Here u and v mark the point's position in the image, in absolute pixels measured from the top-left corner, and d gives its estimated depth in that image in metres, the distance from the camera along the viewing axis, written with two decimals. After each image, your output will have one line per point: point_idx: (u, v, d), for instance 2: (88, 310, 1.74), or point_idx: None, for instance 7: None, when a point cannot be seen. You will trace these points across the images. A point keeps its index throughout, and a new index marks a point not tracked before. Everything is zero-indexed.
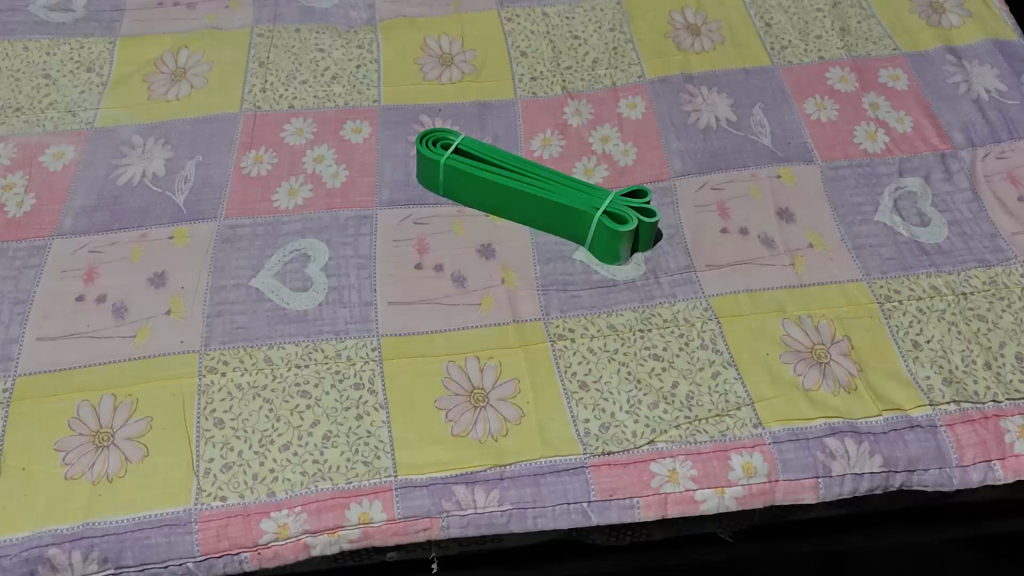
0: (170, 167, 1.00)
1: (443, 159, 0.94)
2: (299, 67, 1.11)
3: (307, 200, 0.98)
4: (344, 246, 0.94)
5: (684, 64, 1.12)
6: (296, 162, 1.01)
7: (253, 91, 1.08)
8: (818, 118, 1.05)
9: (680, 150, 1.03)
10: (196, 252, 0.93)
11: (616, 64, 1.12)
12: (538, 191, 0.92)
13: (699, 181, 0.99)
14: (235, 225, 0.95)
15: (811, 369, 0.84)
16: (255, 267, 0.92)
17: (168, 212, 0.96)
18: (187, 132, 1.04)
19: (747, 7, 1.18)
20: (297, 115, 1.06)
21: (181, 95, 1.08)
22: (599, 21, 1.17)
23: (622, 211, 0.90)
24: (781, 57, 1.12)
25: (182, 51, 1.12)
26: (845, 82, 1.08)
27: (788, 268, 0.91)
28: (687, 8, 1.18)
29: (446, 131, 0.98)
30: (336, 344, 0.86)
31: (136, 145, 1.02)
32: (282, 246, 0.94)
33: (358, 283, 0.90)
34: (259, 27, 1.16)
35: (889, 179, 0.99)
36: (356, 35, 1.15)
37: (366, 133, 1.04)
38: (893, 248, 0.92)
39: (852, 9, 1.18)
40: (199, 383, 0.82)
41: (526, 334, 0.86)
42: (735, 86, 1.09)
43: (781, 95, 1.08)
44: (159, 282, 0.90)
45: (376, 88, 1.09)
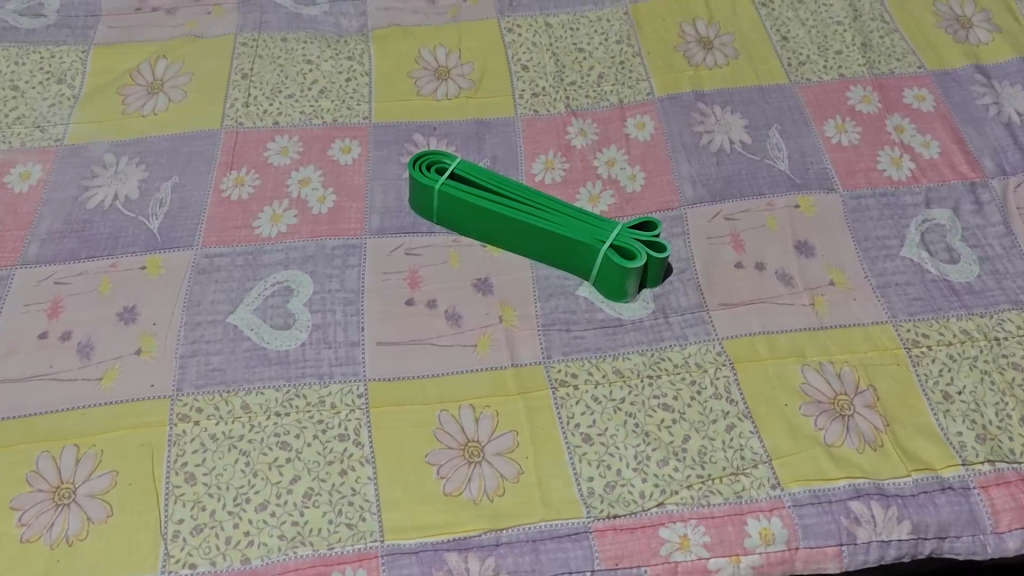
0: (144, 189, 0.93)
1: (436, 185, 0.87)
2: (285, 80, 1.04)
3: (291, 226, 0.91)
4: (330, 279, 0.87)
5: (696, 79, 1.05)
6: (280, 185, 0.94)
7: (236, 106, 1.01)
8: (839, 142, 0.98)
9: (691, 175, 0.96)
10: (170, 284, 0.86)
11: (622, 79, 1.05)
12: (539, 221, 0.85)
13: (711, 210, 0.93)
14: (213, 254, 0.89)
15: (834, 422, 0.77)
16: (233, 302, 0.85)
17: (141, 239, 0.89)
18: (163, 150, 0.97)
19: (762, 19, 1.11)
20: (282, 133, 0.99)
21: (158, 109, 1.01)
22: (605, 32, 1.10)
23: (630, 244, 0.84)
24: (799, 73, 1.05)
25: (159, 61, 1.05)
26: (867, 102, 1.02)
27: (807, 307, 0.85)
28: (699, 19, 1.11)
29: (441, 153, 0.92)
30: (319, 389, 0.79)
31: (109, 164, 0.95)
32: (263, 279, 0.87)
33: (344, 321, 0.84)
34: (243, 35, 1.09)
35: (916, 210, 0.92)
36: (346, 46, 1.08)
37: (355, 153, 0.98)
38: (920, 288, 0.86)
39: (874, 22, 1.11)
40: (170, 433, 0.76)
41: (525, 379, 0.80)
42: (750, 105, 1.02)
43: (799, 116, 1.01)
44: (129, 317, 0.83)
45: (367, 104, 1.02)
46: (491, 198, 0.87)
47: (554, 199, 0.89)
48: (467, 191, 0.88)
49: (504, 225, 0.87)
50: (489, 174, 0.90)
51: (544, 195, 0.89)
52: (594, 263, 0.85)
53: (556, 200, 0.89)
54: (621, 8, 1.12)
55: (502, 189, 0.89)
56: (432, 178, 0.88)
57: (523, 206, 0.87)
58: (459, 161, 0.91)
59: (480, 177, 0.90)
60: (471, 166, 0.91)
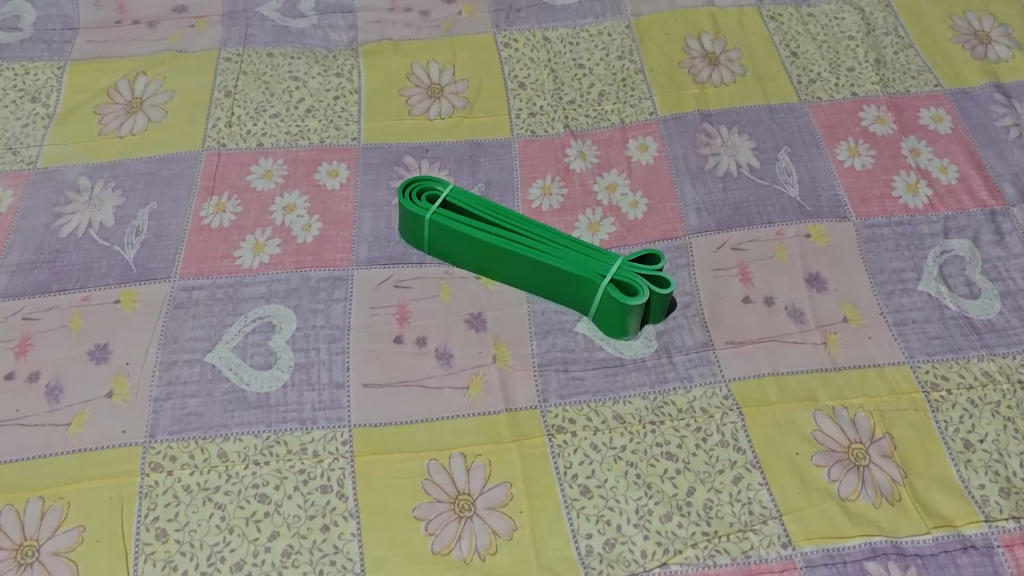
0: (120, 217, 0.89)
1: (428, 214, 0.83)
2: (270, 99, 0.99)
3: (274, 256, 0.86)
4: (314, 314, 0.82)
5: (701, 98, 1.00)
6: (263, 212, 0.90)
7: (218, 126, 0.96)
8: (852, 166, 0.94)
9: (696, 202, 0.91)
10: (145, 319, 0.81)
11: (624, 97, 1.00)
12: (536, 254, 0.81)
13: (717, 240, 0.88)
14: (191, 287, 0.84)
15: (848, 474, 0.72)
16: (211, 339, 0.80)
17: (115, 271, 0.85)
18: (141, 174, 0.92)
19: (770, 33, 1.06)
20: (266, 155, 0.94)
21: (136, 129, 0.96)
22: (606, 47, 1.05)
23: (632, 280, 0.79)
24: (810, 92, 1.00)
25: (139, 77, 1.00)
26: (881, 123, 0.97)
27: (820, 346, 0.80)
28: (704, 33, 1.06)
29: (433, 180, 0.87)
30: (300, 436, 0.75)
31: (83, 189, 0.91)
32: (243, 314, 0.82)
33: (328, 361, 0.79)
34: (227, 50, 1.04)
35: (933, 241, 0.87)
36: (335, 61, 1.03)
37: (343, 177, 0.93)
38: (939, 325, 0.81)
39: (888, 37, 1.06)
40: (142, 484, 0.71)
41: (519, 426, 0.75)
42: (758, 126, 0.97)
43: (810, 138, 0.96)
44: (101, 356, 0.79)
45: (356, 124, 0.97)
46: (485, 229, 0.82)
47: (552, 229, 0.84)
48: (461, 220, 0.83)
49: (498, 257, 0.82)
50: (483, 202, 0.86)
51: (541, 225, 0.84)
52: (593, 298, 0.80)
53: (555, 231, 0.84)
54: (623, 21, 1.08)
55: (498, 219, 0.84)
56: (423, 207, 0.84)
57: (519, 237, 0.82)
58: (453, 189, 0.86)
59: (474, 205, 0.85)
60: (465, 193, 0.86)
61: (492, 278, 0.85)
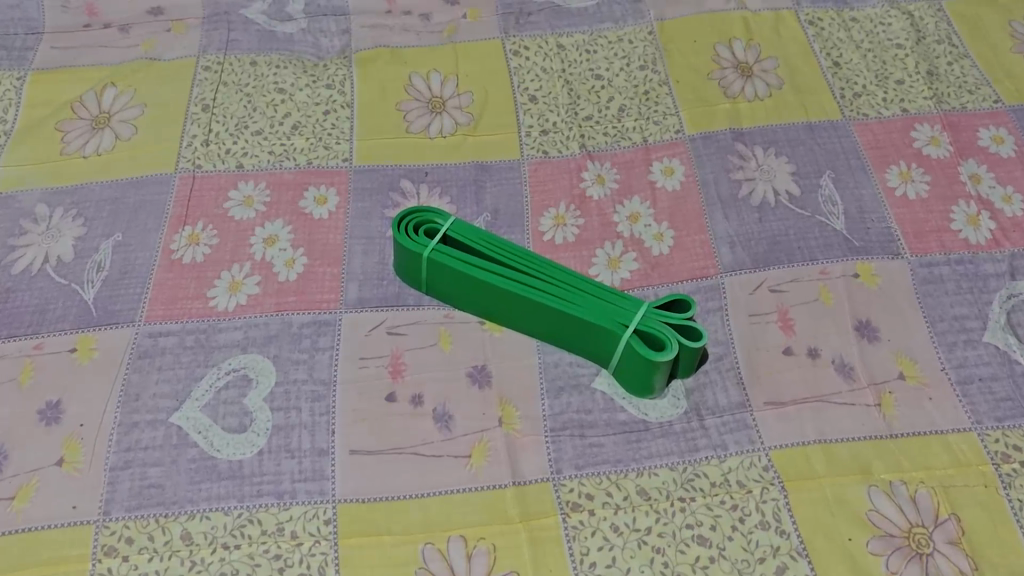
0: (80, 250, 0.79)
1: (428, 253, 0.73)
2: (252, 113, 0.89)
3: (252, 296, 0.77)
4: (296, 366, 0.72)
5: (733, 113, 0.89)
6: (241, 244, 0.80)
7: (194, 144, 0.86)
8: (904, 194, 0.83)
9: (729, 234, 0.81)
10: (104, 372, 0.72)
11: (647, 113, 0.90)
12: (551, 301, 0.70)
13: (754, 280, 0.78)
14: (157, 332, 0.74)
15: (910, 564, 0.62)
16: (178, 396, 0.71)
17: (72, 313, 0.75)
18: (106, 200, 0.82)
19: (810, 41, 0.96)
20: (246, 178, 0.84)
21: (102, 147, 0.86)
22: (627, 56, 0.95)
23: (660, 333, 0.69)
24: (855, 107, 0.90)
25: (107, 89, 0.90)
26: (936, 144, 0.86)
27: (873, 408, 0.70)
28: (736, 40, 0.95)
29: (431, 211, 0.77)
30: (277, 514, 0.65)
31: (41, 218, 0.81)
32: (216, 365, 0.72)
33: (310, 423, 0.69)
34: (206, 57, 0.94)
35: (998, 283, 0.77)
36: (325, 70, 0.93)
37: (332, 204, 0.83)
38: (1009, 384, 0.71)
39: (940, 45, 0.95)
40: (92, 573, 0.62)
41: (528, 503, 0.66)
42: (798, 146, 0.87)
43: (857, 160, 0.86)
44: (53, 417, 0.69)
45: (347, 142, 0.87)
46: (494, 269, 0.72)
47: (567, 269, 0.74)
48: (464, 259, 0.73)
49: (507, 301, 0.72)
50: (489, 235, 0.75)
51: (554, 264, 0.74)
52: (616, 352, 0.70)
53: (570, 271, 0.74)
54: (645, 26, 0.97)
55: (505, 256, 0.74)
56: (421, 243, 0.74)
57: (530, 279, 0.72)
58: (453, 221, 0.76)
59: (478, 240, 0.75)
60: (467, 226, 0.76)
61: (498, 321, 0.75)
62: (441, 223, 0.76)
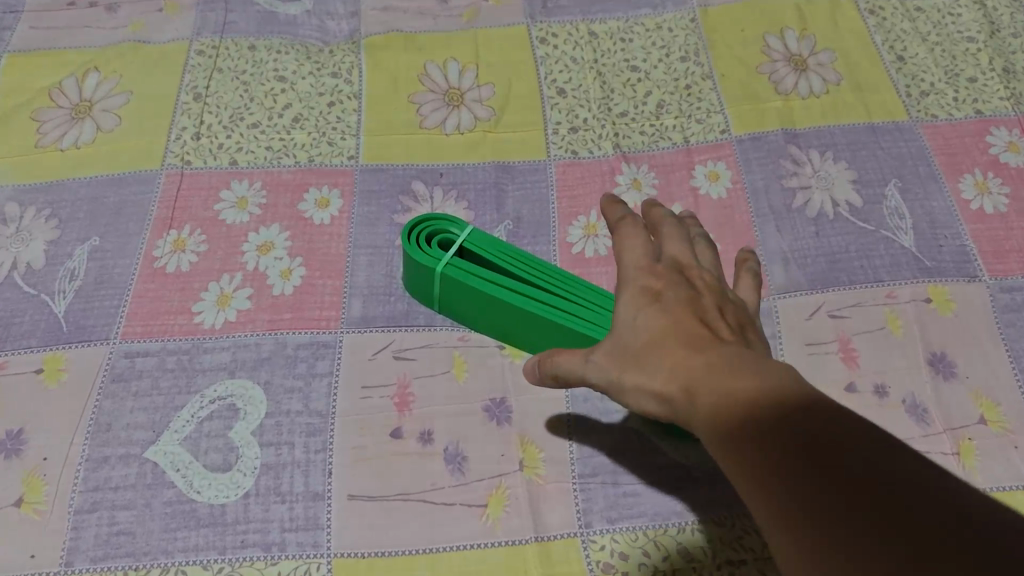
0: (52, 256, 0.70)
1: (440, 267, 0.63)
2: (249, 104, 0.80)
3: (243, 312, 0.68)
4: (290, 394, 0.64)
5: (785, 113, 0.80)
6: (232, 251, 0.71)
7: (183, 138, 0.78)
8: (981, 208, 0.74)
9: (782, 250, 0.72)
10: (73, 398, 0.63)
11: (688, 110, 0.81)
12: (577, 327, 0.61)
13: (811, 303, 0.68)
14: (134, 352, 0.66)
15: None
16: (155, 428, 0.62)
17: (40, 329, 0.66)
18: (83, 199, 0.74)
19: (870, 32, 0.86)
20: (240, 176, 0.76)
21: (81, 139, 0.77)
22: (666, 45, 0.85)
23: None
24: (922, 107, 0.80)
25: (90, 75, 0.81)
26: (1014, 150, 0.77)
27: (950, 457, 0.61)
28: (788, 31, 0.86)
29: (445, 220, 0.67)
30: (263, 569, 0.57)
31: (10, 218, 0.72)
32: (199, 392, 0.64)
33: (304, 462, 0.61)
34: (200, 40, 0.85)
35: None
36: (331, 57, 0.84)
37: (335, 207, 0.74)
38: None
39: (1016, 39, 0.86)
40: None
41: (552, 563, 0.57)
42: (858, 151, 0.77)
43: (925, 168, 0.76)
44: (12, 450, 0.61)
45: (354, 138, 0.78)
46: (515, 287, 0.63)
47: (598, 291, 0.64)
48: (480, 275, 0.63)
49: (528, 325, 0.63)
50: (511, 249, 0.66)
51: (583, 284, 0.65)
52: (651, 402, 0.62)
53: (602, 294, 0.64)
54: (687, 12, 0.87)
55: (528, 273, 0.64)
56: (434, 256, 0.64)
57: (556, 301, 0.62)
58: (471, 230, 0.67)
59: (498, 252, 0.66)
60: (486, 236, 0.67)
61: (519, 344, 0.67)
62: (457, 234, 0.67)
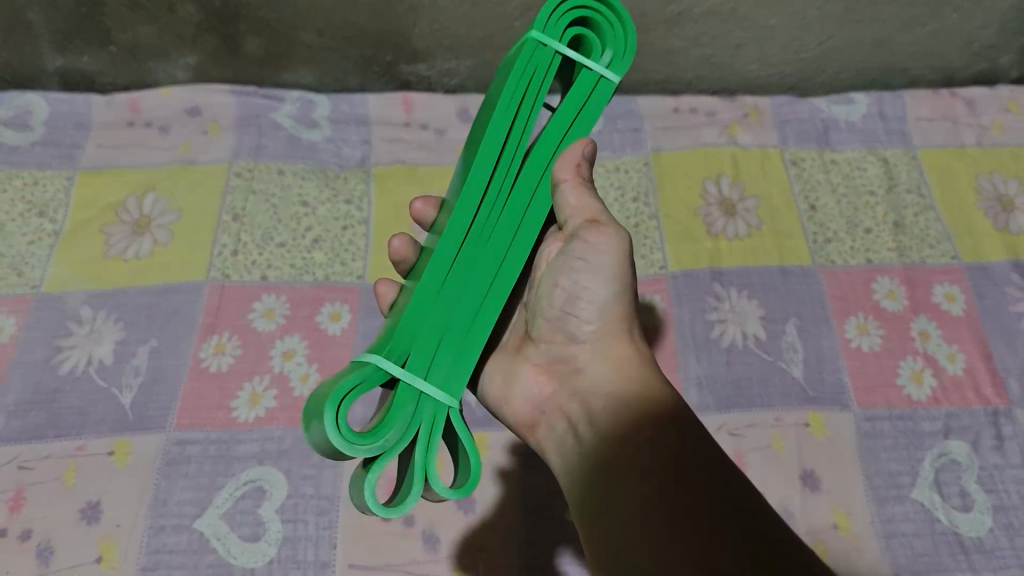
0: (119, 354, 0.89)
1: (540, 36, 0.53)
2: (277, 224, 0.99)
3: (270, 410, 0.86)
4: (306, 481, 0.82)
5: (714, 253, 0.99)
6: (263, 357, 0.89)
7: (224, 254, 0.96)
8: (859, 346, 0.92)
9: (698, 376, 0.90)
10: (137, 477, 0.82)
11: (636, 247, 0.99)
12: (455, 216, 0.53)
13: (716, 422, 0.87)
14: (185, 440, 0.84)
15: None
16: (201, 503, 0.81)
17: (111, 417, 0.85)
18: (142, 305, 0.92)
19: (791, 182, 1.05)
20: (269, 290, 0.94)
21: (141, 252, 0.96)
22: (622, 187, 1.03)
23: (383, 448, 0.51)
24: (823, 254, 0.99)
25: (148, 193, 1.00)
26: (893, 296, 0.96)
27: None
28: (723, 176, 1.05)
29: (625, 69, 0.56)
30: None
31: (85, 319, 0.91)
32: (235, 476, 0.82)
33: (315, 536, 0.80)
34: (238, 162, 1.03)
35: (932, 441, 0.86)
36: (345, 184, 1.03)
37: (344, 321, 0.92)
38: (928, 540, 0.81)
39: (910, 195, 1.04)
40: None
41: None
42: (769, 291, 0.96)
43: (820, 310, 0.95)
44: (92, 517, 0.79)
45: (362, 259, 0.97)
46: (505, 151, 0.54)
47: (490, 302, 0.54)
48: (533, 84, 0.54)
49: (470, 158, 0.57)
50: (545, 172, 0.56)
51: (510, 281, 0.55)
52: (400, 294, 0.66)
53: (487, 322, 0.54)
54: (641, 157, 1.06)
55: (506, 166, 0.54)
56: (555, 28, 0.54)
57: (488, 200, 0.54)
58: (596, 100, 0.55)
59: (524, 130, 0.54)
60: (567, 119, 0.55)
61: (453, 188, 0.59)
62: (603, 62, 0.56)
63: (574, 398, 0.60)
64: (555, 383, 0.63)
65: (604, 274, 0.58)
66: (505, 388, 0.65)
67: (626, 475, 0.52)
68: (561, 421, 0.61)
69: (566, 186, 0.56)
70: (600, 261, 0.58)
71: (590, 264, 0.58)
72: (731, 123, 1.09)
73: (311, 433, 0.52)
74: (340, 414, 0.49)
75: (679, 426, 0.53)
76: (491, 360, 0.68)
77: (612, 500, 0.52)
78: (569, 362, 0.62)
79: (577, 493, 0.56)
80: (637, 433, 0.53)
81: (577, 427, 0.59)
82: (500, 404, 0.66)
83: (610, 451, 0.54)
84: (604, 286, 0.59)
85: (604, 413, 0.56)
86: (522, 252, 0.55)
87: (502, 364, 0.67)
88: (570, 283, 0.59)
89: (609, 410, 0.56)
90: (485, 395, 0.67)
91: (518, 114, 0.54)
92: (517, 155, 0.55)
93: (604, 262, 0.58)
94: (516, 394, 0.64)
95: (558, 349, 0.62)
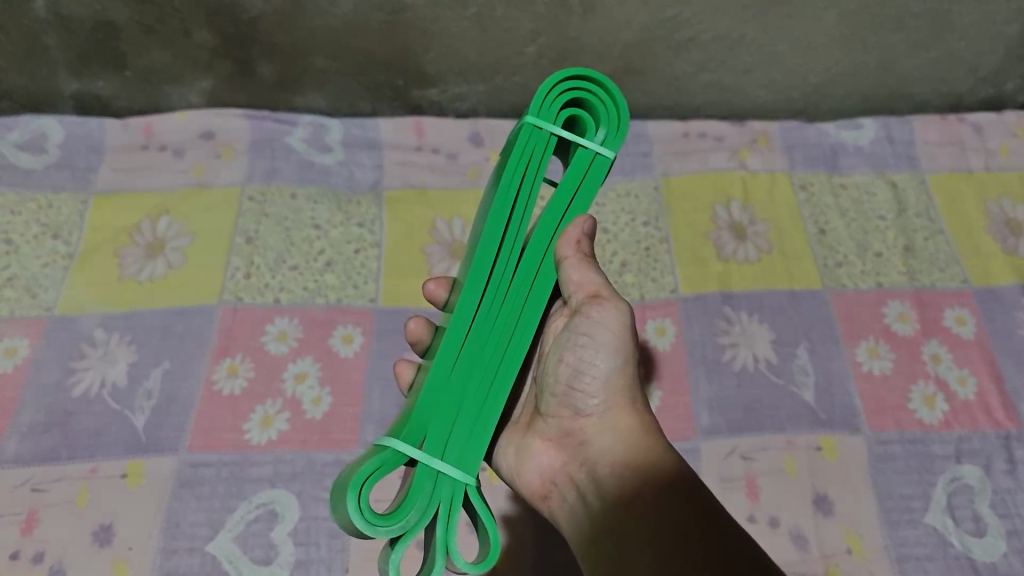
0: (133, 375, 0.89)
1: (535, 120, 0.55)
2: (289, 247, 0.99)
3: (282, 432, 0.86)
4: (318, 503, 0.83)
5: (724, 276, 0.99)
6: (275, 379, 0.90)
7: (237, 277, 0.96)
8: (870, 370, 0.93)
9: (710, 399, 0.90)
10: (150, 499, 0.82)
11: (647, 270, 0.99)
12: (463, 294, 0.54)
13: (728, 445, 0.87)
14: (198, 461, 0.84)
15: None
16: (214, 525, 0.81)
17: (124, 439, 0.85)
18: (155, 326, 0.93)
19: (800, 206, 1.05)
20: (282, 313, 0.94)
21: (155, 274, 0.97)
22: (631, 211, 1.04)
23: (405, 529, 0.51)
24: (834, 278, 1.00)
25: (161, 217, 1.01)
26: (903, 320, 0.96)
27: None
28: (732, 200, 1.05)
29: (620, 142, 0.58)
30: None
31: (99, 341, 0.91)
32: (247, 499, 0.82)
33: (327, 559, 0.80)
34: (250, 186, 1.04)
35: (945, 466, 0.86)
36: (357, 208, 1.03)
37: (356, 344, 0.93)
38: (942, 565, 0.81)
39: (919, 219, 1.05)
40: None
41: None
42: (779, 313, 0.96)
43: (831, 333, 0.95)
44: (105, 539, 0.79)
45: (374, 282, 0.97)
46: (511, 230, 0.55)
47: (502, 375, 0.55)
48: (532, 165, 0.56)
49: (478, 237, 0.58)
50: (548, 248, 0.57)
51: (522, 354, 0.55)
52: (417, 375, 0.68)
53: (501, 397, 0.54)
54: (651, 181, 1.07)
55: (512, 243, 0.55)
56: (549, 111, 0.57)
57: (496, 276, 0.55)
58: (594, 174, 0.56)
59: (527, 209, 0.56)
60: (567, 195, 0.57)
61: (465, 268, 0.60)
62: (598, 139, 0.59)
63: (583, 467, 0.60)
64: (564, 454, 0.63)
65: (608, 348, 0.59)
66: (518, 461, 0.65)
67: (640, 538, 0.52)
68: (572, 490, 0.61)
69: (568, 262, 0.58)
70: (604, 335, 0.59)
71: (595, 339, 0.59)
72: (740, 147, 1.10)
73: (335, 515, 0.52)
74: (362, 497, 0.50)
75: (692, 492, 0.52)
76: (506, 433, 0.68)
77: (627, 564, 0.52)
78: (576, 436, 0.62)
79: (591, 558, 0.56)
80: (646, 497, 0.53)
81: (587, 494, 0.59)
82: (513, 476, 0.66)
83: (619, 517, 0.54)
84: (610, 359, 0.59)
85: (609, 480, 0.57)
86: (532, 323, 0.55)
87: (515, 437, 0.67)
88: (576, 362, 0.60)
89: (617, 476, 0.56)
90: (499, 468, 0.67)
91: (519, 193, 0.56)
92: (522, 233, 0.56)
93: (609, 337, 0.59)
94: (528, 467, 0.64)
95: (565, 423, 0.62)
